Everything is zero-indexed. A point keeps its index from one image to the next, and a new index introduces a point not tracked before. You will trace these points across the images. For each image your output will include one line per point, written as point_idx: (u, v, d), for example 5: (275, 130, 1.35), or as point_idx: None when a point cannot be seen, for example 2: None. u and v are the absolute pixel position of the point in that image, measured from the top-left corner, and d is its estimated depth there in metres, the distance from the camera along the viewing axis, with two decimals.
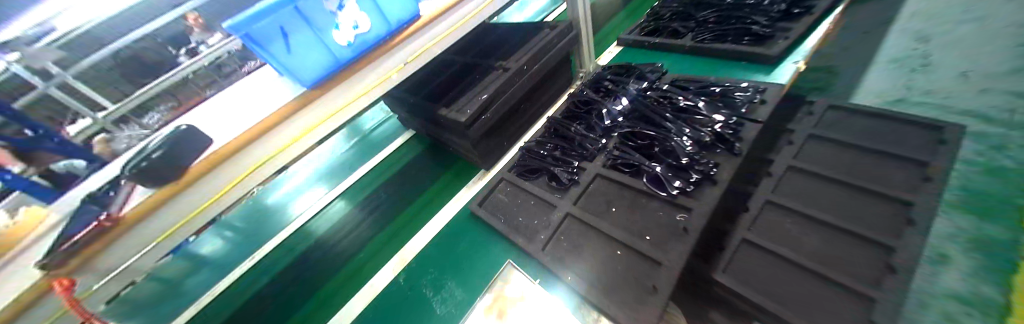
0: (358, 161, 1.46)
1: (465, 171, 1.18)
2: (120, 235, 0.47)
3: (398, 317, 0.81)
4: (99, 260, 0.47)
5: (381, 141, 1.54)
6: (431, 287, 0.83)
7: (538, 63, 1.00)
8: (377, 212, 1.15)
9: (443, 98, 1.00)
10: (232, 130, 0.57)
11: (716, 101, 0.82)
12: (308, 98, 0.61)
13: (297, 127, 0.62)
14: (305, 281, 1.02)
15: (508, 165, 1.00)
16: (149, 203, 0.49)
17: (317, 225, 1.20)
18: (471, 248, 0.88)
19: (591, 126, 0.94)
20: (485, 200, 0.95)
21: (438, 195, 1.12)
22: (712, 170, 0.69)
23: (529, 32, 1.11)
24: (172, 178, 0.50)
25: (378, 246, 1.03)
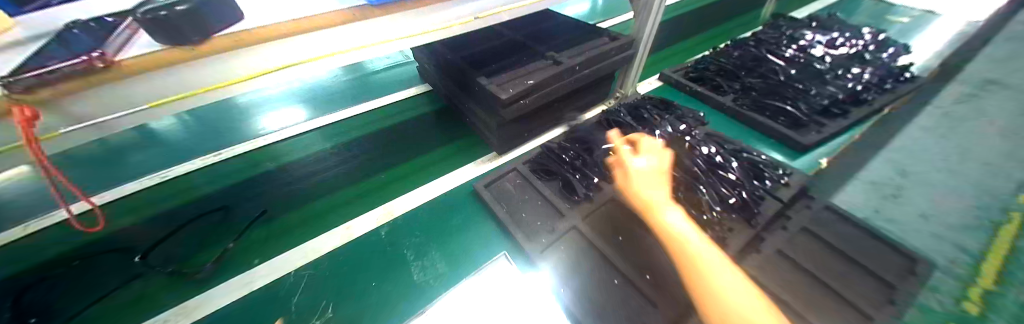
0: (362, 96, 1.38)
1: (473, 148, 1.13)
2: (106, 80, 0.40)
3: (370, 270, 0.77)
4: (73, 99, 0.39)
5: (392, 83, 1.46)
6: (411, 252, 0.80)
7: (588, 68, 0.97)
8: (369, 155, 1.09)
9: (484, 68, 0.96)
10: (271, 16, 0.50)
11: (745, 168, 0.84)
12: (364, 14, 0.55)
13: (343, 39, 0.55)
14: (266, 200, 0.93)
15: (524, 158, 0.99)
16: (157, 57, 0.41)
17: (302, 145, 1.12)
18: (463, 226, 0.86)
19: None
20: (493, 184, 0.94)
21: (438, 162, 1.07)
22: (726, 233, 0.71)
23: (589, 34, 1.07)
24: (192, 41, 0.43)
25: (361, 190, 0.98)
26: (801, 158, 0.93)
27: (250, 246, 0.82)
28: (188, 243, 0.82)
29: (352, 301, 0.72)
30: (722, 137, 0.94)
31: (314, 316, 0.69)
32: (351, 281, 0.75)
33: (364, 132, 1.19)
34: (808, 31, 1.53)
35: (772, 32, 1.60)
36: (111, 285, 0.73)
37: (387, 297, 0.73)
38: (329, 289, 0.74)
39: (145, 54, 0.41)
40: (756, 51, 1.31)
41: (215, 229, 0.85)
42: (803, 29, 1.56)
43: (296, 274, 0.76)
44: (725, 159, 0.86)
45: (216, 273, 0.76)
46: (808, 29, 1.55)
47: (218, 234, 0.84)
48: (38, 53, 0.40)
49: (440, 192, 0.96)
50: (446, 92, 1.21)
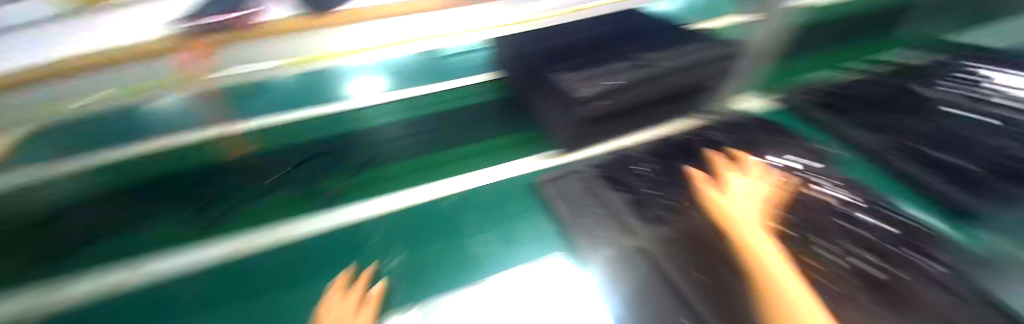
0: (434, 72, 1.45)
1: (529, 142, 1.14)
2: (254, 38, 0.47)
3: (435, 235, 0.90)
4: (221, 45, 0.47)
5: (463, 64, 1.50)
6: (474, 226, 0.91)
7: (675, 76, 0.89)
8: (434, 133, 1.18)
9: (564, 61, 0.92)
10: None
11: (843, 231, 0.77)
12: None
13: (440, 23, 0.55)
14: (348, 160, 1.08)
15: (589, 162, 1.01)
16: (291, 23, 0.47)
17: (379, 115, 1.23)
18: (520, 216, 0.93)
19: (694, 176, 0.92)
20: (558, 179, 0.98)
21: (497, 153, 1.11)
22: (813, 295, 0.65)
23: (679, 36, 0.96)
24: (318, 11, 0.48)
25: (424, 166, 1.07)
26: (920, 223, 0.79)
27: (334, 198, 0.97)
28: (287, 187, 0.98)
29: (414, 260, 0.84)
30: (818, 188, 0.88)
31: (383, 263, 0.82)
32: (419, 242, 0.88)
33: (434, 112, 1.27)
34: (960, 73, 1.26)
35: (911, 68, 1.34)
36: (236, 204, 0.93)
37: (445, 261, 0.84)
38: (397, 244, 0.87)
39: (285, 18, 0.46)
40: (856, 94, 1.25)
41: (306, 180, 1.01)
42: (955, 68, 1.29)
43: (368, 226, 0.90)
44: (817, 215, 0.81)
45: (308, 212, 0.93)
46: (964, 69, 1.27)
47: (308, 184, 1.00)
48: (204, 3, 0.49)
49: (502, 179, 1.04)
50: (519, 82, 1.21)
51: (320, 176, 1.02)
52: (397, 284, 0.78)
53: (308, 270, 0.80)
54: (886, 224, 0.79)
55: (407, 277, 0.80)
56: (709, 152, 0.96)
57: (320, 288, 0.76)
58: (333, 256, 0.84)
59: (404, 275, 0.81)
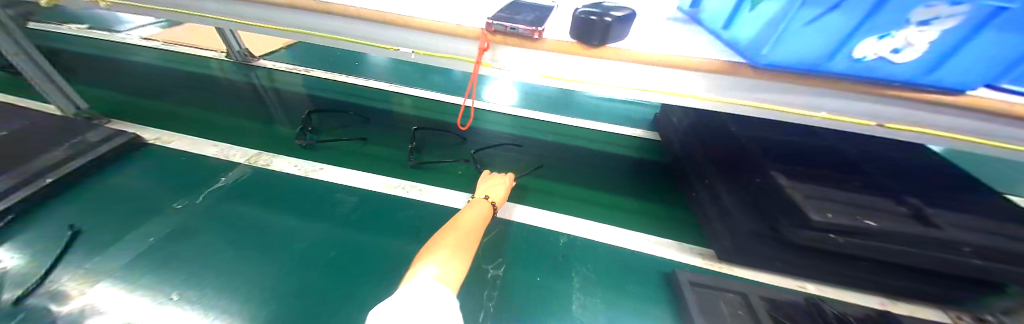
0: (588, 122, 1.64)
1: (675, 223, 1.05)
2: (526, 45, 0.63)
3: (544, 267, 0.87)
4: (505, 47, 0.65)
5: (616, 124, 1.65)
6: (578, 281, 0.83)
7: (976, 258, 0.64)
8: (573, 169, 1.27)
9: (790, 163, 0.78)
10: (640, 44, 0.59)
11: None
12: (736, 68, 0.54)
13: (676, 84, 0.60)
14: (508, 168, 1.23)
15: (757, 287, 0.77)
16: (562, 46, 0.61)
17: (535, 135, 1.47)
18: (637, 300, 0.80)
19: None
20: (699, 287, 0.77)
21: (627, 213, 1.08)
22: None
23: (992, 208, 0.71)
24: (593, 42, 0.58)
25: (556, 195, 1.13)
26: None
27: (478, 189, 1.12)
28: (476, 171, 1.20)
29: (522, 280, 0.83)
30: None
31: (491, 265, 0.86)
32: (528, 265, 0.87)
33: (576, 154, 1.37)
34: None
35: None
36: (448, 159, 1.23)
37: (547, 297, 0.79)
38: (504, 252, 0.90)
39: (566, 42, 0.61)
40: None
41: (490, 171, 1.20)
42: None
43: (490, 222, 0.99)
44: None
45: (464, 185, 1.13)
46: None
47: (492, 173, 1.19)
48: (508, 8, 0.70)
49: (627, 247, 0.95)
50: (687, 162, 1.15)
51: (506, 162, 1.26)
52: (495, 296, 0.78)
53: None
54: None
55: (514, 298, 0.78)
56: None
57: None
58: None
59: (507, 288, 0.81)
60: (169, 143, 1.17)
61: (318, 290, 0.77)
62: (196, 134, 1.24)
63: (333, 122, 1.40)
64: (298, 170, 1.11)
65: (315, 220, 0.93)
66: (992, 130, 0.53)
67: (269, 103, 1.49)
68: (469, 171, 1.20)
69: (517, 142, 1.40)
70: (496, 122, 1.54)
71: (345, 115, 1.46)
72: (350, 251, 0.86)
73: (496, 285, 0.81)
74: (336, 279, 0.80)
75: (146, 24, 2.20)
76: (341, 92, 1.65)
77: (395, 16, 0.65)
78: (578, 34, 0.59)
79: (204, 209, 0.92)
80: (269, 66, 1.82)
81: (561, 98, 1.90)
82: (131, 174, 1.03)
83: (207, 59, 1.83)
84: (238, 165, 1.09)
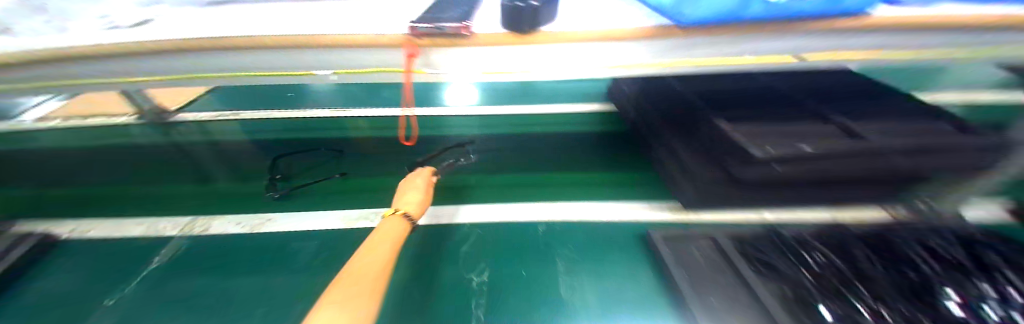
0: (546, 108, 1.63)
1: (645, 188, 1.09)
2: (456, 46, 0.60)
3: (529, 261, 0.86)
4: (436, 50, 0.61)
5: (574, 104, 1.66)
6: (563, 263, 0.84)
7: (903, 160, 0.71)
8: (539, 157, 1.27)
9: (729, 109, 0.84)
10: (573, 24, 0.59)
11: None
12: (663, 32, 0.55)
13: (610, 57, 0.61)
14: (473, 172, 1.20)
15: (725, 228, 0.81)
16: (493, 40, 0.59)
17: (494, 131, 1.43)
18: (619, 269, 0.81)
19: (901, 288, 0.62)
20: (673, 240, 0.81)
21: (598, 189, 1.10)
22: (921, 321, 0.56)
23: (906, 112, 0.79)
24: (524, 29, 0.56)
25: (528, 188, 1.13)
26: None
27: (447, 200, 1.09)
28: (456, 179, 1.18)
29: (508, 278, 0.82)
30: None
31: (476, 273, 0.84)
32: (513, 262, 0.86)
33: (540, 142, 1.36)
34: None
35: None
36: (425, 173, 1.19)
37: (536, 289, 0.79)
38: (487, 256, 0.89)
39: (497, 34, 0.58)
40: None
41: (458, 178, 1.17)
42: None
43: (467, 229, 0.98)
44: None
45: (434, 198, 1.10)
46: None
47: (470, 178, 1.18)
48: (431, 7, 0.66)
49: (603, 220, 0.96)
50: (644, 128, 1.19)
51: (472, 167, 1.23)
52: (483, 304, 0.76)
53: (407, 266, 0.86)
54: None
55: (503, 297, 0.78)
56: (914, 262, 0.67)
57: (421, 281, 0.82)
58: (427, 258, 0.89)
59: (493, 292, 0.79)
60: (87, 232, 1.03)
61: None
62: (123, 215, 1.11)
63: (300, 164, 1.30)
64: (242, 228, 1.02)
65: (278, 272, 0.88)
66: (894, 44, 0.58)
67: (200, 161, 1.35)
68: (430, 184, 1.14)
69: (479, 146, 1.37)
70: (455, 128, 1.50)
71: (312, 152, 1.36)
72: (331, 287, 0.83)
73: (484, 291, 0.79)
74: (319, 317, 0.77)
75: (39, 100, 1.92)
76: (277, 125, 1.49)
77: (307, 39, 0.59)
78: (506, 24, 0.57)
79: (146, 294, 0.83)
80: (193, 119, 1.65)
81: (515, 88, 1.87)
82: (50, 275, 0.89)
83: (119, 126, 1.62)
84: (172, 239, 0.99)
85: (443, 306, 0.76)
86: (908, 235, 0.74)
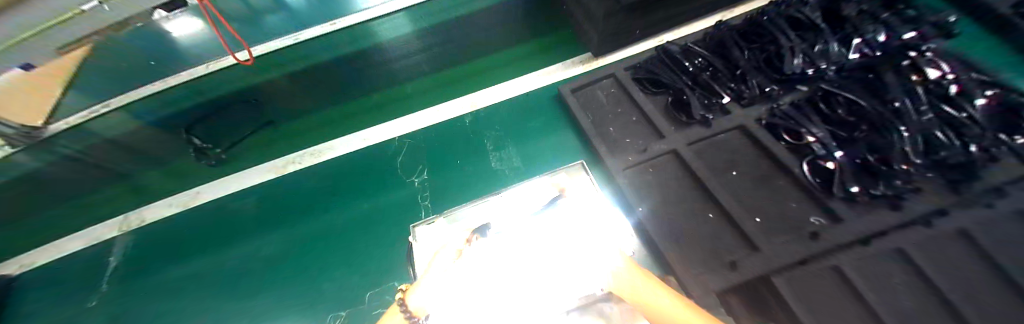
0: None
1: (565, 45, 0.99)
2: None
3: (458, 150, 0.83)
4: None
5: None
6: (490, 141, 0.82)
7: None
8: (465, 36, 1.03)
9: None
10: None
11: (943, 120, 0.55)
12: None
13: None
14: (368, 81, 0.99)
15: (626, 63, 0.82)
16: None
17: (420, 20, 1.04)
18: (541, 131, 0.81)
19: (761, 66, 0.69)
20: (581, 89, 0.82)
21: (512, 64, 0.97)
22: (762, 94, 0.66)
23: None
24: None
25: (438, 84, 0.97)
26: None
27: (355, 124, 0.94)
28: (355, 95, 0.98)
29: (440, 171, 0.81)
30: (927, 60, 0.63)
31: (412, 175, 0.82)
32: (441, 156, 0.83)
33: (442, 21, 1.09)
34: None
35: None
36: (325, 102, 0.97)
37: (467, 175, 0.79)
38: (422, 157, 0.84)
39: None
40: None
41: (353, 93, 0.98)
42: None
43: (396, 141, 0.88)
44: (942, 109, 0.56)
45: (338, 127, 0.94)
46: None
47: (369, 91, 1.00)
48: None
49: (523, 91, 0.91)
50: None
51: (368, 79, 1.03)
52: (428, 195, 0.78)
53: (340, 193, 0.84)
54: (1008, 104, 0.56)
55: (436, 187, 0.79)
56: (784, 33, 0.72)
57: (359, 203, 0.82)
58: (357, 178, 0.85)
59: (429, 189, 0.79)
60: None
61: (285, 273, 0.75)
62: None
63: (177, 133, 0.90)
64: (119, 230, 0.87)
65: (243, 238, 0.82)
66: None
67: None
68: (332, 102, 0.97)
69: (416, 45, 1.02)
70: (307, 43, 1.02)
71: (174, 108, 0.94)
72: (286, 229, 0.81)
73: (425, 189, 0.79)
74: (288, 258, 0.77)
75: None
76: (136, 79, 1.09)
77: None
78: None
79: (120, 295, 0.78)
80: None
81: None
82: None
83: None
84: (32, 270, 0.83)
85: (385, 213, 0.79)
86: (787, 7, 0.76)
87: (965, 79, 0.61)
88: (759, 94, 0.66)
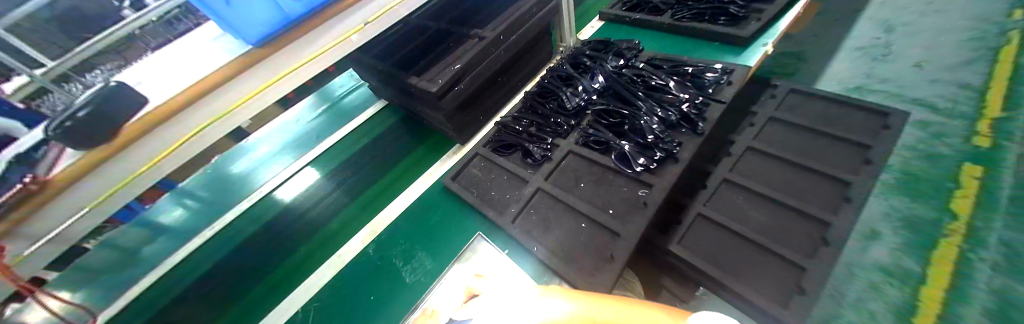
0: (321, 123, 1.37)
1: (439, 145, 1.15)
2: (49, 199, 0.42)
3: (373, 280, 0.82)
4: (51, 205, 0.43)
5: (364, 104, 1.39)
6: (399, 258, 0.84)
7: (513, 34, 1.00)
8: (360, 173, 1.12)
9: (417, 65, 0.97)
10: (173, 86, 0.50)
11: (669, 91, 0.81)
12: (261, 56, 0.54)
13: (233, 93, 0.54)
14: (262, 261, 0.95)
15: (483, 141, 1.00)
16: (84, 163, 0.43)
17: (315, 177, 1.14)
18: (440, 225, 0.89)
19: (562, 106, 0.93)
20: (458, 175, 0.96)
21: (401, 179, 1.06)
22: (570, 124, 0.88)
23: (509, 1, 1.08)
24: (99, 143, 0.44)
25: (336, 228, 0.97)
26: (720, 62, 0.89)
27: (255, 315, 0.84)
28: (249, 280, 0.91)
29: (357, 317, 0.76)
30: (647, 63, 0.94)
31: None
32: (358, 296, 0.80)
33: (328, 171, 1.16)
34: None
35: None
36: (220, 307, 0.88)
37: (388, 303, 0.77)
38: (334, 314, 0.78)
39: (70, 163, 0.43)
40: None
41: (245, 280, 0.91)
42: None
43: (301, 311, 0.80)
44: (666, 85, 0.83)
45: None
46: None
47: (261, 269, 0.93)
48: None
49: (414, 199, 0.97)
50: (398, 100, 1.20)
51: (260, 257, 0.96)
52: None
53: None
54: (695, 68, 0.86)
55: None
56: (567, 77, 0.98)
57: None
58: None
59: None
60: None
61: None
62: None
63: None
64: None
65: None
66: None
67: None
68: (229, 303, 0.88)
69: (314, 198, 1.08)
70: (206, 254, 1.02)
71: None
72: None
73: None
74: None
75: None
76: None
77: None
78: (75, 145, 0.43)
79: None
80: None
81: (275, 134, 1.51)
82: None
83: None
84: None
85: None
86: (563, 61, 1.06)
87: (673, 62, 0.92)
88: (570, 124, 0.88)
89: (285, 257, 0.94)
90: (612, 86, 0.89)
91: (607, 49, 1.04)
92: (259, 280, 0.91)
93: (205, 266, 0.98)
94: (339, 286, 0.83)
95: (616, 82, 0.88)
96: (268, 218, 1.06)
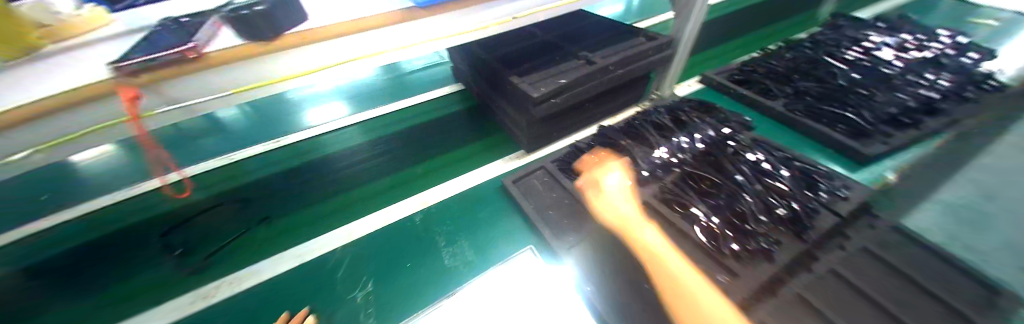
0: (394, 86, 1.42)
1: (498, 146, 1.13)
2: (199, 71, 0.43)
3: (412, 249, 0.80)
4: (195, 78, 0.43)
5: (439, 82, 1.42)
6: (443, 237, 0.81)
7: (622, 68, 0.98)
8: (411, 145, 1.12)
9: (517, 66, 0.98)
10: (337, 13, 0.51)
11: (776, 184, 0.76)
12: (414, 15, 0.54)
13: (387, 39, 0.53)
14: (298, 192, 0.96)
15: (552, 157, 0.98)
16: (243, 50, 0.44)
17: (370, 133, 1.17)
18: (488, 222, 0.86)
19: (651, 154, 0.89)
20: (520, 180, 0.93)
21: (452, 164, 1.05)
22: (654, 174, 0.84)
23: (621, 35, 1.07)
24: (269, 37, 0.45)
25: (377, 188, 0.97)
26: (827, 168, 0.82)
27: (277, 239, 0.82)
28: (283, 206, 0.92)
29: (387, 280, 0.73)
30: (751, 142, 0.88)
31: (355, 289, 0.72)
32: (393, 259, 0.77)
33: (384, 132, 1.18)
34: (871, 40, 1.39)
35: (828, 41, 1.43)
36: (252, 220, 0.87)
37: (420, 279, 0.73)
38: (365, 267, 0.76)
39: (230, 46, 0.43)
40: (772, 65, 1.28)
41: (273, 204, 0.92)
42: (861, 36, 1.43)
43: (337, 251, 0.80)
44: (773, 175, 0.78)
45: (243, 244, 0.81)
46: (867, 35, 1.43)
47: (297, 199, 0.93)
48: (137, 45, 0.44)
49: (467, 187, 0.96)
50: (478, 89, 1.21)
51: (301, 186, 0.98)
52: (370, 305, 0.69)
53: None
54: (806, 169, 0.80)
55: (387, 289, 0.72)
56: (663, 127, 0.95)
57: None
58: (264, 311, 0.69)
59: (381, 298, 0.70)
60: None
61: None
62: None
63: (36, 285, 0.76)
64: None
65: None
66: None
67: None
68: (257, 218, 0.88)
69: (364, 153, 1.09)
70: (249, 166, 1.04)
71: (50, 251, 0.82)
72: None
73: (371, 303, 0.69)
74: None
75: None
76: (38, 218, 0.88)
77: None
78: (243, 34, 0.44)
79: None
80: None
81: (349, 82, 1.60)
82: None
83: None
84: None
85: None
86: (659, 109, 1.03)
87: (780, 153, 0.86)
88: (655, 174, 0.83)
89: (323, 196, 0.94)
90: (710, 152, 0.84)
91: (710, 114, 0.99)
92: (294, 207, 0.91)
93: (249, 175, 1.01)
94: (376, 240, 0.82)
95: (716, 151, 0.83)
96: (319, 154, 1.08)
